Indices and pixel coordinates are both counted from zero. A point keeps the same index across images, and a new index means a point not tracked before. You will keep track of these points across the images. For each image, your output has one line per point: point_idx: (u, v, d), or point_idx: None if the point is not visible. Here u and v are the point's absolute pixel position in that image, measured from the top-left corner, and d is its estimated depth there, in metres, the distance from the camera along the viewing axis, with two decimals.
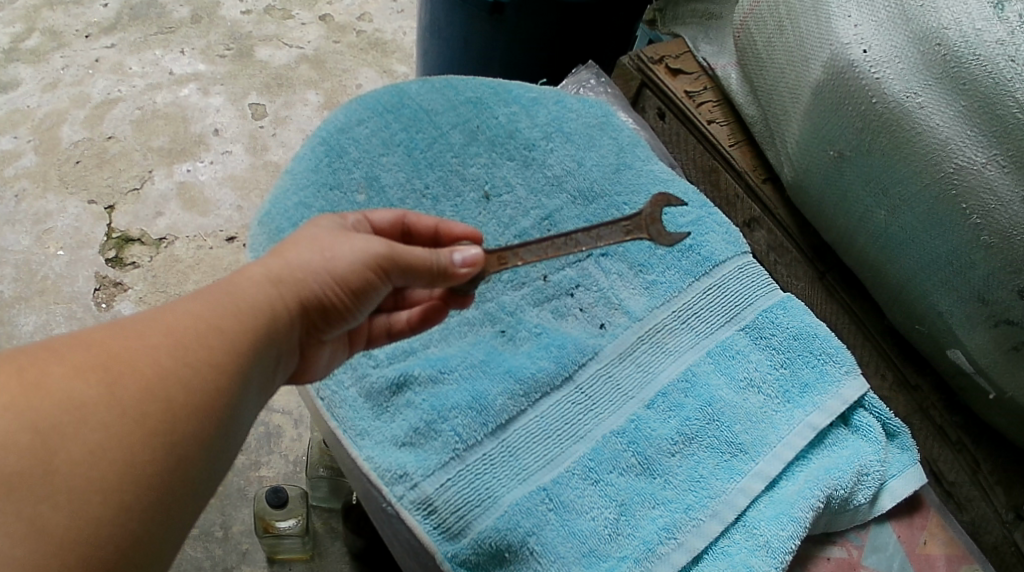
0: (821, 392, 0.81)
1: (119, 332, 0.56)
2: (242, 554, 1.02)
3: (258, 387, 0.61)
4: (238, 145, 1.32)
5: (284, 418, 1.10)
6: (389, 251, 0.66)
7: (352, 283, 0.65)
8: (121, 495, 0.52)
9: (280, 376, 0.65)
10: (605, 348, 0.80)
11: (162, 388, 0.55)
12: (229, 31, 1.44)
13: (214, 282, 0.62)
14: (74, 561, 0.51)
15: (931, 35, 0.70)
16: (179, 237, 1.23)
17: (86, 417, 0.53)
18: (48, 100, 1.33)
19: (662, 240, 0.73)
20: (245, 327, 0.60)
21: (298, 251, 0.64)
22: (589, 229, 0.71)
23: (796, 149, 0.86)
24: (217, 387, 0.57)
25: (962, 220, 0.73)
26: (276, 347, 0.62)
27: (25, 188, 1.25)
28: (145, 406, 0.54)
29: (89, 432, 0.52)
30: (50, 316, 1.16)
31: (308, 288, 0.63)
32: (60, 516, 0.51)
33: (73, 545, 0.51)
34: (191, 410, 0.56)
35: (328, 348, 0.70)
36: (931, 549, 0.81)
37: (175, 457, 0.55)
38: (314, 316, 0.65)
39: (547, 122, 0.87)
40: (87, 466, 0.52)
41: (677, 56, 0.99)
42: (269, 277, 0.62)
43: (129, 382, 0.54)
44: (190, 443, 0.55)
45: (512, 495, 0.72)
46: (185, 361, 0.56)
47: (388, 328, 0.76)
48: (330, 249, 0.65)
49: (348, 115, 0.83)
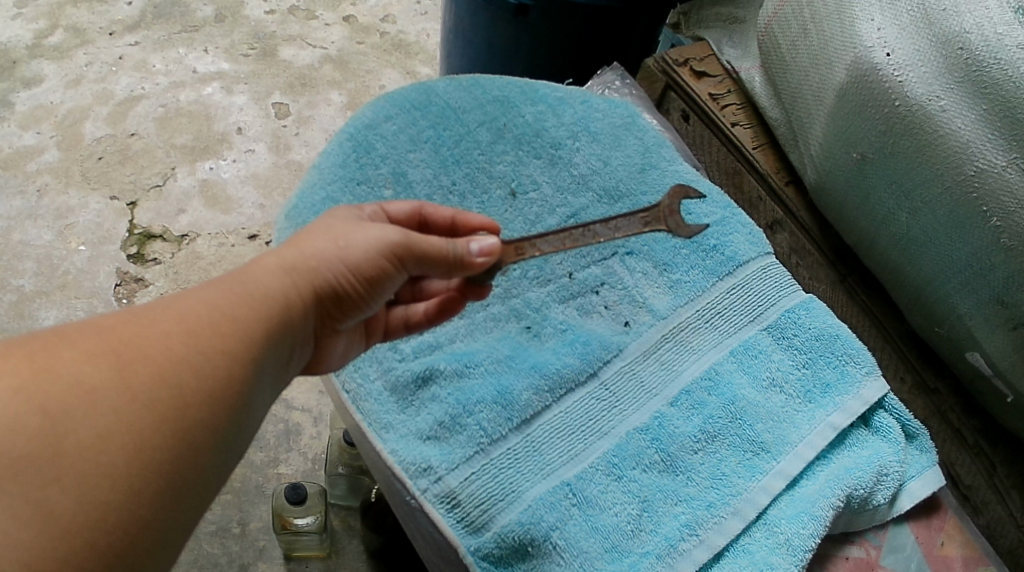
0: (842, 393, 0.82)
1: (131, 319, 0.56)
2: (259, 550, 1.02)
3: (272, 376, 0.61)
4: (261, 144, 1.33)
5: (303, 416, 1.11)
6: (404, 240, 0.66)
7: (365, 272, 0.65)
8: (129, 479, 0.52)
9: (295, 365, 0.65)
10: (629, 345, 0.80)
11: (174, 374, 0.55)
12: (253, 31, 1.46)
13: (230, 271, 0.61)
14: (81, 544, 0.51)
15: (954, 39, 0.72)
16: (201, 234, 1.23)
17: (97, 401, 0.53)
18: (72, 96, 1.34)
19: (680, 232, 0.76)
20: (261, 316, 0.60)
21: (312, 240, 0.64)
22: (607, 220, 0.73)
23: (819, 152, 0.87)
24: (230, 374, 0.57)
25: (983, 223, 0.73)
26: (292, 336, 0.62)
27: (47, 184, 1.26)
28: (155, 392, 0.54)
29: (98, 415, 0.53)
30: (71, 310, 1.16)
31: (320, 277, 0.63)
32: (68, 500, 0.51)
33: (81, 528, 0.51)
34: (202, 397, 0.55)
35: (343, 338, 0.70)
36: (948, 551, 0.81)
37: (186, 443, 0.55)
38: (327, 305, 0.65)
39: (573, 122, 0.88)
40: (95, 450, 0.52)
41: (702, 59, 1.00)
42: (283, 267, 0.62)
43: (140, 367, 0.54)
44: (202, 429, 0.55)
45: (536, 489, 0.72)
46: (197, 348, 0.56)
47: (406, 320, 0.77)
48: (345, 237, 0.65)
49: (376, 112, 0.85)
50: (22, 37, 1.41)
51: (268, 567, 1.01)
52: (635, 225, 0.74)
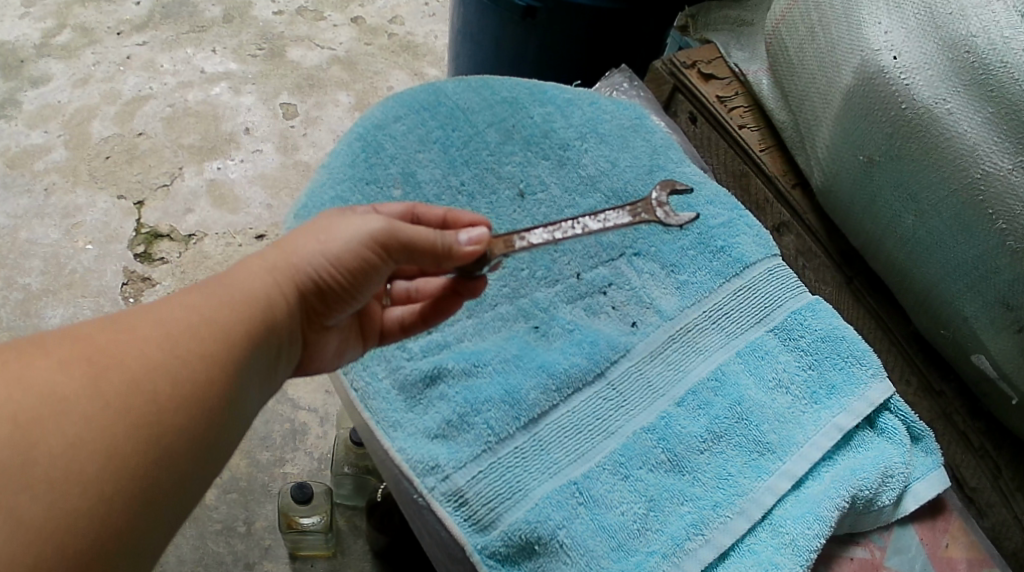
0: (847, 395, 0.82)
1: (108, 327, 0.57)
2: (265, 549, 1.03)
3: (257, 379, 0.62)
4: (269, 144, 1.33)
5: (310, 416, 1.11)
6: (386, 228, 0.66)
7: (347, 263, 0.65)
8: (101, 486, 0.53)
9: (284, 368, 0.66)
10: (636, 345, 0.81)
11: (149, 380, 0.55)
12: (261, 31, 1.46)
13: (214, 275, 0.63)
14: (52, 550, 0.51)
15: (960, 43, 0.72)
16: (208, 234, 1.24)
17: (68, 408, 0.53)
18: (80, 96, 1.35)
19: (672, 222, 0.70)
20: (242, 318, 0.60)
21: (297, 240, 0.65)
22: (595, 212, 0.68)
23: (826, 154, 0.87)
24: (207, 378, 0.58)
25: (989, 225, 0.73)
26: (276, 337, 0.63)
27: (55, 182, 1.26)
28: (130, 398, 0.54)
29: (70, 422, 0.53)
30: (77, 309, 1.16)
31: (302, 272, 0.64)
32: (38, 507, 0.51)
33: (52, 535, 0.51)
34: (179, 402, 0.56)
35: (335, 336, 0.71)
36: (953, 552, 0.81)
37: (161, 448, 0.55)
38: (312, 299, 0.65)
39: (581, 123, 0.89)
40: (66, 456, 0.52)
41: (710, 62, 1.01)
42: (265, 266, 0.63)
43: (114, 375, 0.55)
44: (178, 435, 0.56)
45: (543, 488, 0.73)
46: (175, 353, 0.57)
47: (401, 323, 0.77)
48: (328, 232, 0.65)
49: (386, 112, 0.86)
50: (30, 36, 1.41)
51: (273, 567, 1.02)
52: (626, 217, 0.69)
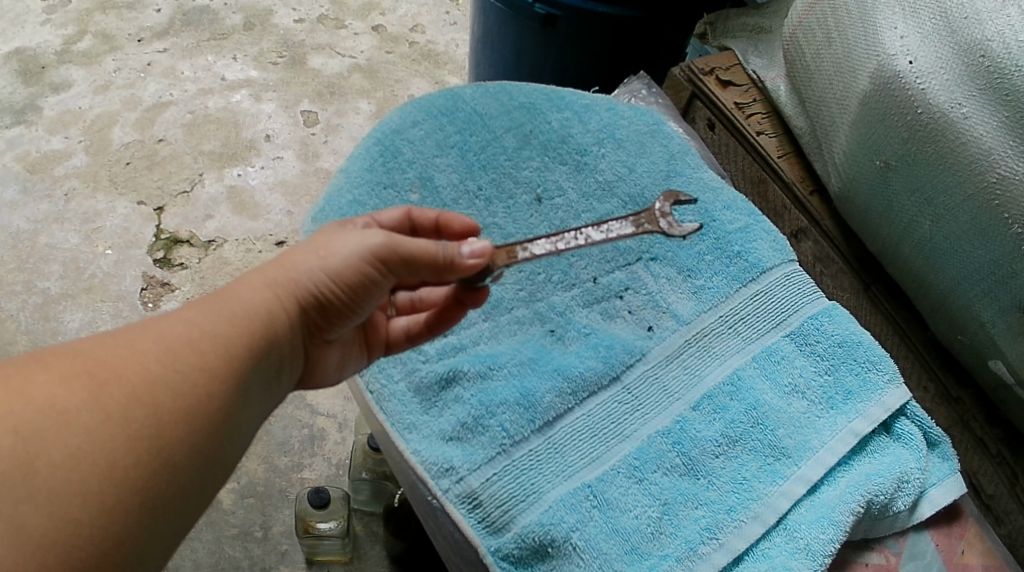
0: (864, 400, 0.81)
1: (109, 341, 0.57)
2: (282, 554, 1.03)
3: (259, 394, 0.62)
4: (289, 151, 1.34)
5: (328, 421, 1.12)
6: (386, 243, 0.65)
7: (347, 279, 0.65)
8: (102, 497, 0.53)
9: (286, 381, 0.66)
10: (652, 349, 0.80)
11: (149, 394, 0.56)
12: (282, 39, 1.48)
13: (215, 289, 0.63)
14: (54, 560, 0.52)
15: (976, 47, 0.73)
16: (227, 240, 1.24)
17: (68, 421, 0.54)
18: (100, 102, 1.36)
19: (673, 233, 0.70)
20: (243, 331, 0.61)
21: (298, 255, 0.65)
22: (598, 223, 0.68)
23: (843, 160, 0.87)
24: (207, 391, 0.58)
25: (1005, 230, 0.73)
26: (277, 351, 0.63)
27: (75, 188, 1.27)
28: (130, 412, 0.55)
29: (71, 436, 0.53)
30: (96, 313, 1.17)
31: (302, 287, 0.64)
32: (40, 517, 0.52)
33: (54, 544, 0.52)
34: (180, 415, 0.56)
35: (336, 350, 0.72)
36: (969, 559, 0.80)
37: (161, 461, 0.55)
38: (312, 315, 0.65)
39: (598, 128, 0.90)
40: (67, 469, 0.53)
41: (728, 69, 1.02)
42: (265, 282, 0.63)
43: (115, 388, 0.55)
44: (180, 447, 0.56)
45: (557, 491, 0.73)
46: (175, 366, 0.57)
47: (406, 333, 0.77)
48: (328, 247, 0.65)
49: (403, 117, 0.87)
50: (51, 42, 1.43)
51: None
52: (628, 228, 0.69)
